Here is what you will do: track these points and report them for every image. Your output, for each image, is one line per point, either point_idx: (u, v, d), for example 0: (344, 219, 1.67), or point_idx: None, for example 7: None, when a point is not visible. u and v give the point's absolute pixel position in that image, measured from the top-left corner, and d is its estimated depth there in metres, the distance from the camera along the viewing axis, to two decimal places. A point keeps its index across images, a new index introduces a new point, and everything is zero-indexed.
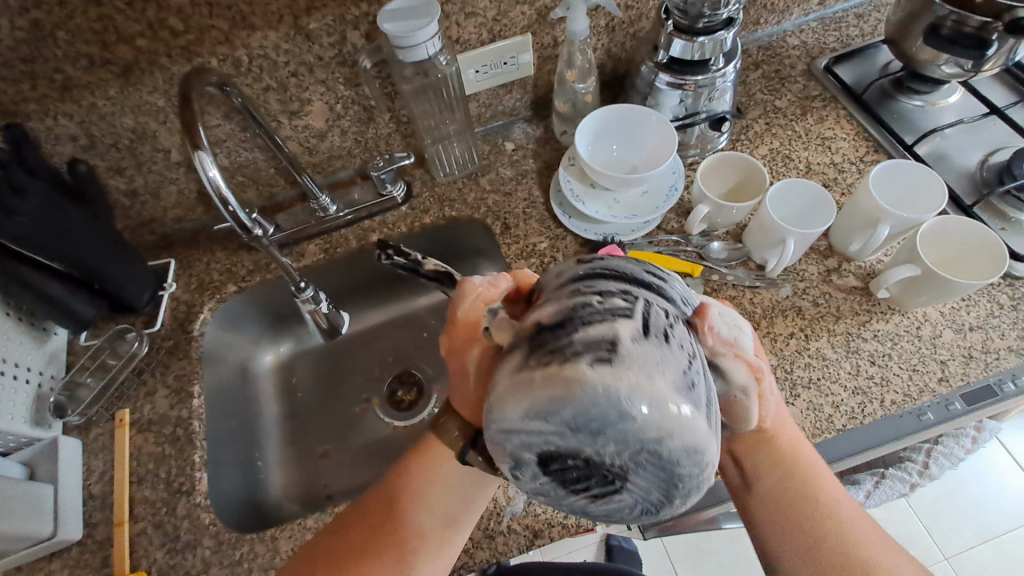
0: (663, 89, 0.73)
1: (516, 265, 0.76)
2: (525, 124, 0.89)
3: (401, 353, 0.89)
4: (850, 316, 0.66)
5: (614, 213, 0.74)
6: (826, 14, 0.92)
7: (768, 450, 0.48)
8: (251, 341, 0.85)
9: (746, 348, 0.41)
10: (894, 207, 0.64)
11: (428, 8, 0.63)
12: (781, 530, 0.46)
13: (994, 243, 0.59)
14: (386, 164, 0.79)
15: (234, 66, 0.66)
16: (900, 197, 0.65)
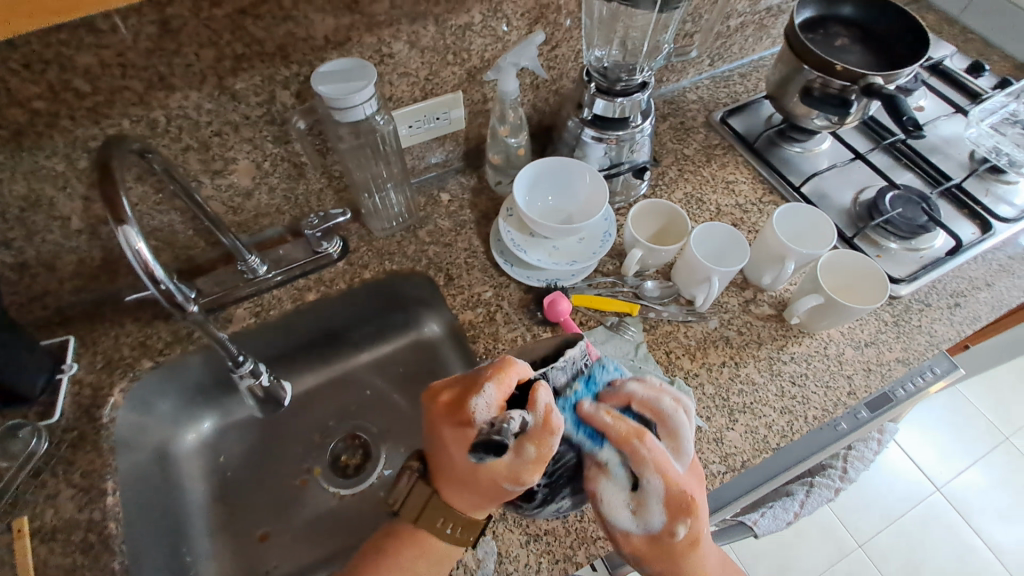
0: (588, 143, 0.78)
1: (463, 316, 0.76)
2: (458, 175, 0.91)
3: (344, 414, 0.85)
4: (770, 341, 0.74)
5: (554, 260, 0.77)
6: (716, 73, 1.04)
7: None
8: (170, 421, 0.77)
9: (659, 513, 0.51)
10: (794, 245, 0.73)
11: (363, 71, 0.63)
12: None
13: (875, 272, 0.68)
14: (321, 221, 0.79)
15: (149, 127, 0.62)
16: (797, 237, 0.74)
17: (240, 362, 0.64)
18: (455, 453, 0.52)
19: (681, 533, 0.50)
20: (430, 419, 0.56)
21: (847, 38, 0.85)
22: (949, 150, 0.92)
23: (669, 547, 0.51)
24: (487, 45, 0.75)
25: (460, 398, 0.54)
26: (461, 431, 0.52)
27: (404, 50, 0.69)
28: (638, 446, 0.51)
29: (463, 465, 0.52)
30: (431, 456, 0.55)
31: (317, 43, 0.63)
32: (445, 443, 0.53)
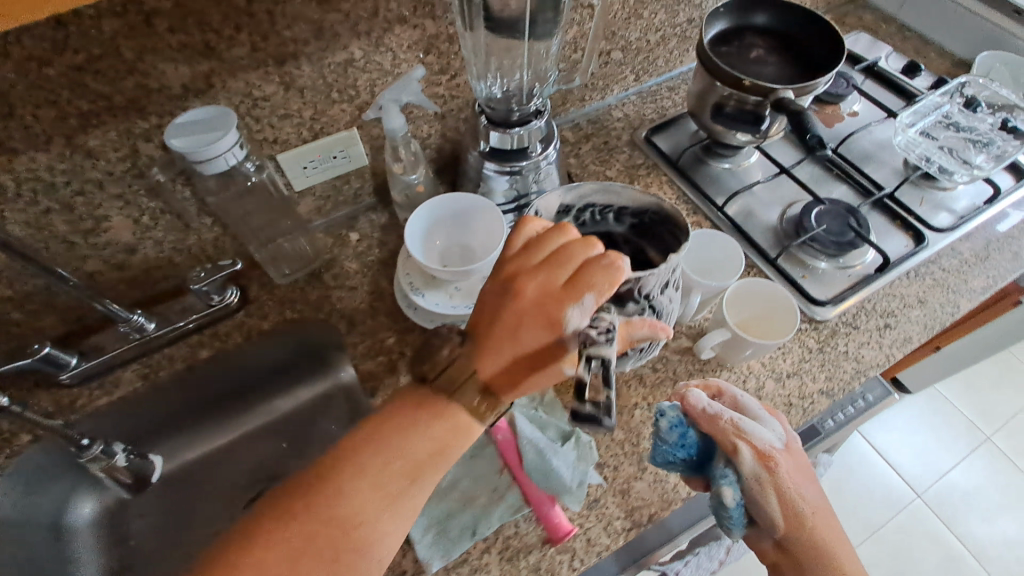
0: (492, 176, 0.74)
1: (364, 366, 0.73)
2: (370, 211, 0.87)
3: (258, 471, 0.81)
4: (686, 378, 0.70)
5: (455, 302, 0.71)
6: (643, 88, 1.00)
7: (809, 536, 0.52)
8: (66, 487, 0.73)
9: (754, 434, 0.53)
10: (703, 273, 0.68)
11: (224, 118, 0.60)
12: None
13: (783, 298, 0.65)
14: (206, 276, 0.75)
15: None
16: (705, 264, 0.68)
17: (86, 446, 0.65)
18: (526, 336, 0.49)
19: (763, 439, 0.53)
20: (505, 291, 0.50)
21: (763, 48, 0.80)
22: (884, 157, 0.88)
23: (770, 464, 0.53)
24: (375, 81, 0.71)
25: (550, 289, 0.49)
26: (543, 322, 0.48)
27: (279, 92, 0.66)
28: (725, 424, 0.54)
29: (529, 351, 0.49)
30: (494, 327, 0.50)
31: (174, 92, 0.59)
32: (519, 322, 0.49)
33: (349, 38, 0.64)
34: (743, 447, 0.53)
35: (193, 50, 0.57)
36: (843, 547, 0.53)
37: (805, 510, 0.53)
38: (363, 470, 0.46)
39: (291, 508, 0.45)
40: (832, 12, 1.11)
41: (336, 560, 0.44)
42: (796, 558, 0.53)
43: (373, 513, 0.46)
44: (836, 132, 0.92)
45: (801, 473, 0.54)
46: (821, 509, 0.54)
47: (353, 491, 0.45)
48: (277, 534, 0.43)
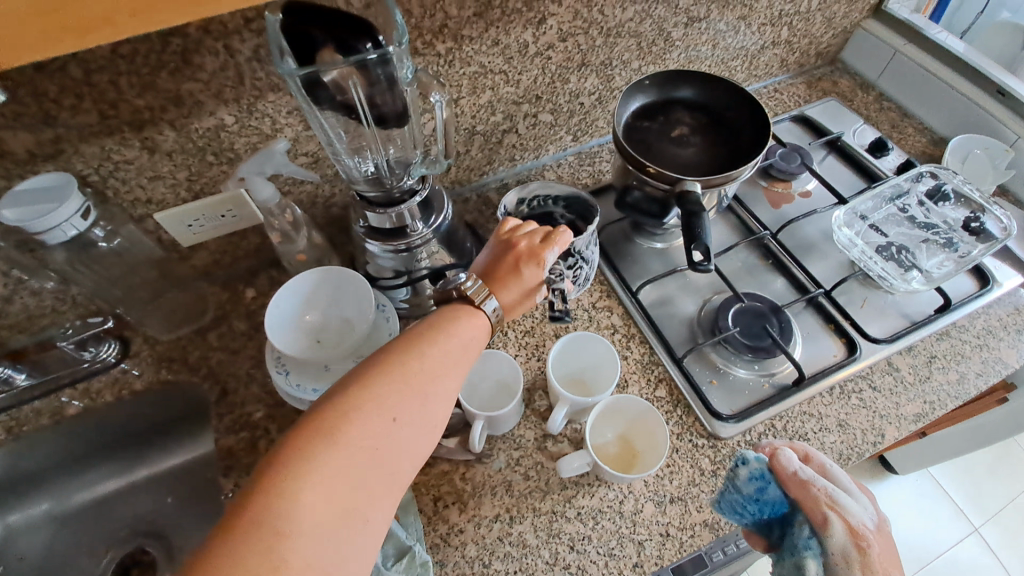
0: (375, 253, 0.68)
1: (223, 441, 0.69)
2: (272, 266, 0.84)
3: (138, 523, 0.81)
4: (557, 490, 0.63)
5: (319, 385, 0.65)
6: (583, 148, 0.94)
7: None
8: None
9: (847, 509, 0.53)
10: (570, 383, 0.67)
11: (65, 189, 0.58)
12: None
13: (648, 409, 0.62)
14: (76, 332, 0.76)
15: None
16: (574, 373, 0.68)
17: None
18: (524, 276, 0.54)
19: (851, 510, 0.53)
20: (503, 243, 0.56)
21: (687, 126, 0.73)
22: (828, 248, 0.80)
23: (862, 539, 0.51)
24: (254, 144, 0.67)
25: (532, 243, 0.55)
26: (533, 264, 0.54)
27: (143, 156, 0.63)
28: (817, 494, 0.53)
29: (524, 286, 0.54)
30: (495, 272, 0.54)
31: (20, 158, 0.57)
32: (518, 262, 0.54)
33: (214, 105, 0.61)
34: (833, 520, 0.52)
35: (31, 119, 0.55)
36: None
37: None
38: (455, 333, 0.49)
39: (405, 353, 0.46)
40: (805, 75, 1.03)
41: (427, 398, 0.45)
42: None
43: (454, 370, 0.48)
44: (780, 215, 0.84)
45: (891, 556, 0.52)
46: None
47: (458, 346, 0.48)
48: (402, 372, 0.45)
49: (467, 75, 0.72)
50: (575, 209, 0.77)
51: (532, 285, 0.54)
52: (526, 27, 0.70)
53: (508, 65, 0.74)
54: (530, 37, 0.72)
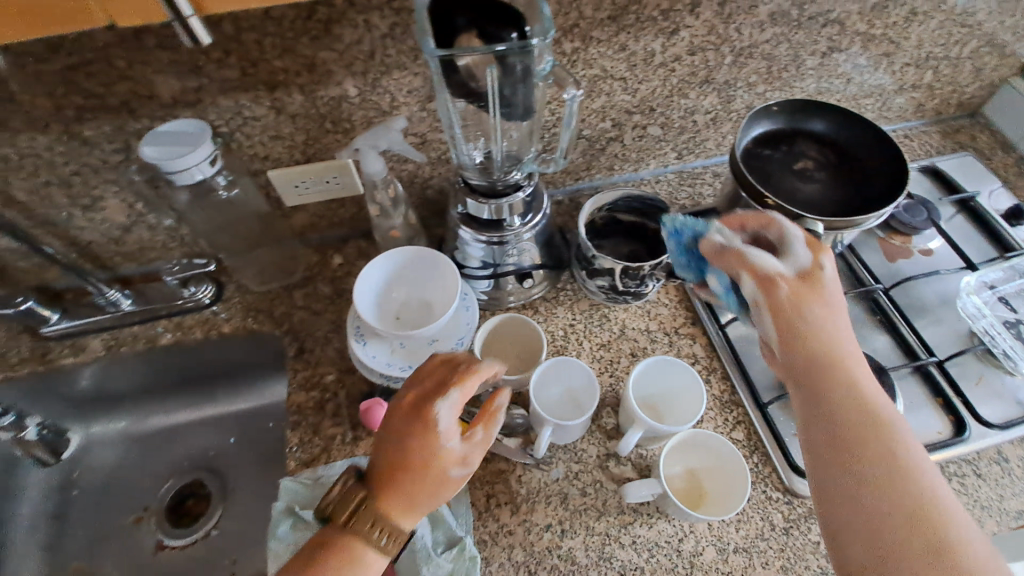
0: (467, 240, 0.69)
1: (294, 397, 0.71)
2: (362, 238, 0.86)
3: (200, 457, 0.86)
4: (614, 513, 0.61)
5: (393, 359, 0.67)
6: (685, 168, 0.91)
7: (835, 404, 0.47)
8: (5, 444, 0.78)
9: (771, 266, 0.52)
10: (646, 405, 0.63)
11: (199, 134, 0.61)
12: (860, 486, 0.44)
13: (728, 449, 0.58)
14: (181, 269, 0.81)
15: (3, 161, 0.63)
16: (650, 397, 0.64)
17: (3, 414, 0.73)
18: (415, 440, 0.48)
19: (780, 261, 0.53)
20: (382, 436, 0.51)
21: (813, 160, 0.70)
22: (944, 313, 0.73)
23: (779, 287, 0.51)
24: (370, 118, 0.69)
25: (421, 400, 0.51)
26: (420, 427, 0.49)
27: (269, 115, 0.66)
28: (734, 252, 0.54)
29: (414, 455, 0.48)
30: (386, 452, 0.49)
31: (165, 102, 0.62)
32: (401, 439, 0.49)
33: (343, 75, 0.63)
34: (744, 271, 0.53)
35: (182, 67, 0.59)
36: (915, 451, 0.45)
37: (859, 396, 0.47)
38: (376, 502, 0.48)
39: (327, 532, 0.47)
40: (940, 124, 0.95)
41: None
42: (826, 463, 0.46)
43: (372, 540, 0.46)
44: (894, 269, 0.77)
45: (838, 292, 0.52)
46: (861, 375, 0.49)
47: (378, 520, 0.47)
48: (319, 549, 0.46)
49: (586, 77, 0.71)
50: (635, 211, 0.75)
51: (421, 457, 0.48)
52: (656, 36, 0.69)
53: (629, 73, 0.73)
54: (657, 47, 0.70)
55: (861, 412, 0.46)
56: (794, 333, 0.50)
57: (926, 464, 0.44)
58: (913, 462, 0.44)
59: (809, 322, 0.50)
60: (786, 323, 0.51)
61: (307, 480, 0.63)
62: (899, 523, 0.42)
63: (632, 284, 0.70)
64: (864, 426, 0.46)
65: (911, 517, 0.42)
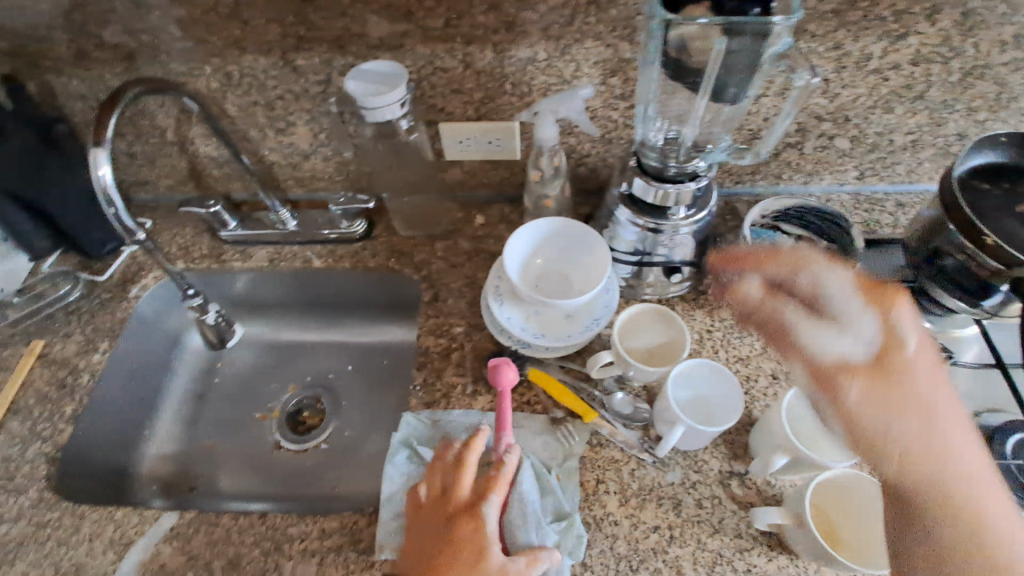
0: (622, 222, 0.68)
1: (423, 340, 0.74)
2: (507, 203, 0.87)
3: (321, 376, 0.94)
4: (729, 534, 0.58)
5: (527, 325, 0.68)
6: (863, 191, 0.83)
7: (897, 468, 0.47)
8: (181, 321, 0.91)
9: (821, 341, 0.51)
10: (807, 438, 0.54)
11: (397, 77, 0.64)
12: (927, 516, 0.46)
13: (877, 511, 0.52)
14: (345, 202, 0.86)
15: (226, 77, 0.71)
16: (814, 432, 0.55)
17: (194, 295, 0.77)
18: (448, 525, 0.56)
19: (842, 348, 0.50)
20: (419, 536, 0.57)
21: None
22: None
23: (833, 372, 0.50)
24: (550, 85, 0.69)
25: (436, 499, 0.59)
26: (445, 516, 0.57)
27: (459, 68, 0.68)
28: (782, 257, 0.55)
29: (455, 529, 0.55)
30: (429, 543, 0.56)
31: (372, 42, 0.65)
32: (440, 528, 0.56)
33: (539, 37, 0.64)
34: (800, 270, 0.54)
35: (396, 10, 0.62)
36: (982, 502, 0.46)
37: (919, 425, 0.47)
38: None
39: None
40: None
41: None
42: (900, 516, 0.48)
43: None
44: None
45: (900, 319, 0.49)
46: (934, 405, 0.47)
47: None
48: None
49: None
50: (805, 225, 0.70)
51: (465, 531, 0.55)
52: (879, 39, 0.63)
53: (835, 76, 0.66)
54: (875, 51, 0.64)
55: (918, 470, 0.46)
56: (846, 398, 0.49)
57: (987, 487, 0.46)
58: (967, 495, 0.45)
59: (856, 397, 0.48)
60: (850, 394, 0.49)
61: (426, 419, 0.67)
62: (927, 518, 0.46)
63: None
64: (928, 464, 0.46)
65: (949, 515, 0.46)
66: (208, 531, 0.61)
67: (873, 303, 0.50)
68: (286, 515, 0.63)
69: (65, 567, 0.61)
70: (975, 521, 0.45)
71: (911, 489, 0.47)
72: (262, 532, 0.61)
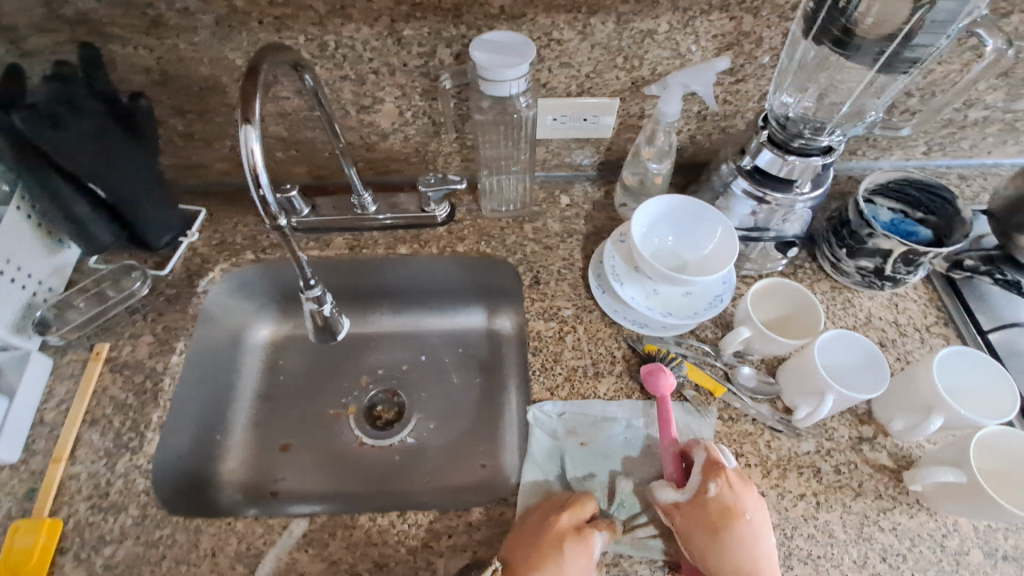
0: (738, 195, 0.69)
1: (533, 324, 0.71)
2: (588, 182, 0.85)
3: (393, 368, 0.90)
4: (871, 496, 0.60)
5: (650, 305, 0.68)
6: (928, 165, 0.86)
7: (701, 513, 0.53)
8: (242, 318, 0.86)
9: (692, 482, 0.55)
10: (957, 397, 0.58)
11: (524, 48, 0.60)
12: (693, 526, 0.53)
13: None
14: (437, 183, 0.78)
15: (319, 49, 0.66)
16: (961, 392, 0.59)
17: (310, 285, 0.60)
18: (556, 540, 0.53)
19: (712, 488, 0.54)
20: (525, 534, 0.55)
21: None
22: None
23: (703, 508, 0.53)
24: (663, 60, 0.68)
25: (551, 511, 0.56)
26: (558, 530, 0.54)
27: (573, 41, 0.66)
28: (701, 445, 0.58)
29: (558, 549, 0.53)
30: (530, 549, 0.53)
31: (492, 12, 0.63)
32: (547, 538, 0.54)
33: (664, 9, 0.63)
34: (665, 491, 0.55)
35: None
36: (749, 543, 0.52)
37: (733, 537, 0.52)
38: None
39: None
40: None
41: None
42: (695, 524, 0.53)
43: None
44: None
45: (741, 497, 0.54)
46: (755, 541, 0.53)
47: None
48: None
49: None
50: (905, 196, 0.72)
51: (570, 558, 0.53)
52: None
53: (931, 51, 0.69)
54: None
55: (736, 543, 0.52)
56: (684, 532, 0.53)
57: (760, 540, 0.53)
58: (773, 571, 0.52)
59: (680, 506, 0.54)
60: (701, 538, 0.52)
61: (552, 411, 0.64)
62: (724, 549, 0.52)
63: (903, 269, 0.69)
64: (734, 519, 0.53)
65: (716, 528, 0.52)
66: (347, 534, 0.57)
67: (701, 471, 0.55)
68: (426, 511, 0.59)
69: None
70: (723, 538, 0.52)
71: (699, 536, 0.52)
72: (406, 531, 0.58)
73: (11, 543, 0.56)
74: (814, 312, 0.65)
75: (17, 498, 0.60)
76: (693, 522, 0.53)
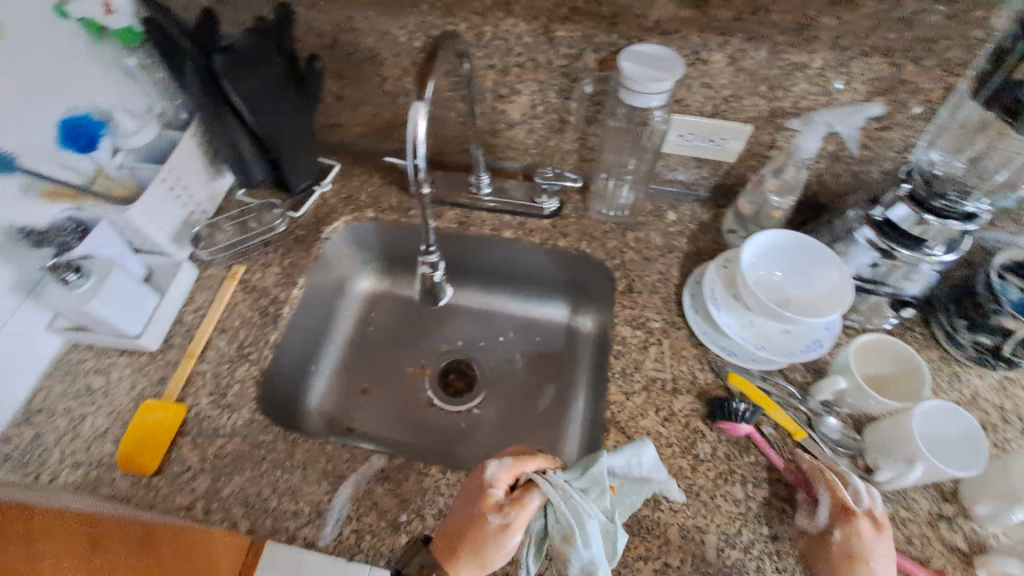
0: (860, 243, 0.67)
1: (620, 329, 0.73)
2: (697, 202, 0.85)
3: (471, 343, 0.95)
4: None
5: (744, 334, 0.68)
6: None
7: (824, 547, 0.55)
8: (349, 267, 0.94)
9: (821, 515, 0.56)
10: None
11: (673, 64, 0.62)
12: (814, 555, 0.55)
13: None
14: (554, 176, 0.87)
15: (476, 36, 0.71)
16: None
17: (428, 251, 0.65)
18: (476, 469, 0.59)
19: (838, 531, 0.54)
20: None
21: None
22: None
23: (825, 543, 0.55)
24: (810, 94, 0.68)
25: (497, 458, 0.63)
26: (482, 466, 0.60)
27: (720, 64, 0.67)
28: (828, 475, 0.57)
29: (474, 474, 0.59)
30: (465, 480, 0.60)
31: (646, 25, 0.65)
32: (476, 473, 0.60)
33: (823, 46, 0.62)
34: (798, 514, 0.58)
35: None
36: None
37: None
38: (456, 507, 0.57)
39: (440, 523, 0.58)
40: None
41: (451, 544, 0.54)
42: (813, 553, 0.55)
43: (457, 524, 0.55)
44: None
45: (871, 549, 0.53)
46: None
47: (464, 512, 0.56)
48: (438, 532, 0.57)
49: None
50: None
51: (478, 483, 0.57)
52: None
53: None
54: None
55: None
56: (807, 557, 0.56)
57: None
58: None
59: (810, 534, 0.57)
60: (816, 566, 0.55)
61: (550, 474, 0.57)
62: None
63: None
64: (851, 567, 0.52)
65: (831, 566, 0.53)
66: (419, 479, 0.62)
67: (834, 510, 0.55)
68: None
69: (281, 489, 0.63)
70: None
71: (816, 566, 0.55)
72: None
73: (142, 417, 0.66)
74: (922, 376, 0.62)
75: (152, 382, 0.70)
76: (814, 553, 0.55)
